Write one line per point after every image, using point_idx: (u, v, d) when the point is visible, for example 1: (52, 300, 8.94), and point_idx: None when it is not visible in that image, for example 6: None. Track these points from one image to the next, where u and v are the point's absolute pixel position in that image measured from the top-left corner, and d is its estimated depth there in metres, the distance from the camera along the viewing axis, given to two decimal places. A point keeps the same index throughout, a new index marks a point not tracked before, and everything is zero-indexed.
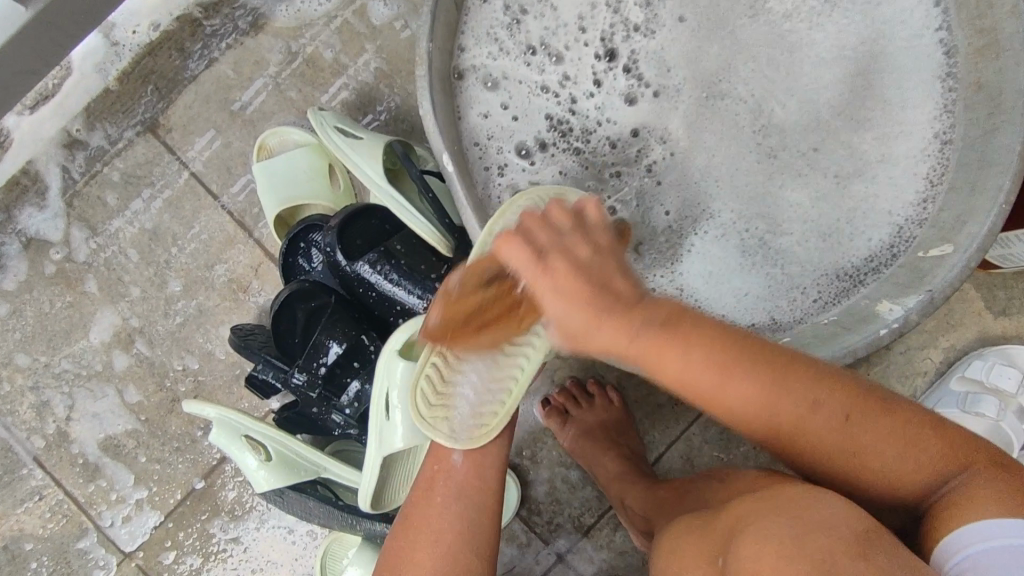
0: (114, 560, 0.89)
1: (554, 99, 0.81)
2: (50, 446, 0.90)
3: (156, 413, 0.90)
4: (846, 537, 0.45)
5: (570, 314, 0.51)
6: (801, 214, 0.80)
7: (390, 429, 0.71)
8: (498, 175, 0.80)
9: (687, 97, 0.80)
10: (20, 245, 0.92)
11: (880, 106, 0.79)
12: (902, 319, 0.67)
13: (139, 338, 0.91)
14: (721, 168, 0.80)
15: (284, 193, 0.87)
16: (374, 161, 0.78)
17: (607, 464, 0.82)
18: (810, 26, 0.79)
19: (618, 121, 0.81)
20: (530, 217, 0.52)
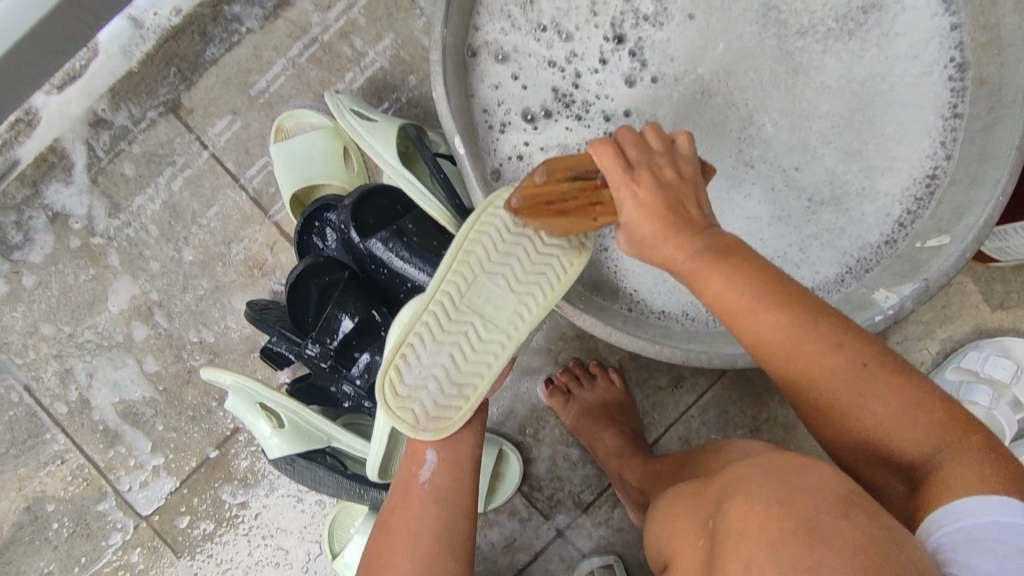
0: (131, 523, 0.93)
1: (558, 74, 0.83)
2: (72, 412, 0.94)
3: (173, 383, 0.94)
4: (829, 499, 0.46)
5: (643, 224, 0.55)
6: (752, 226, 0.82)
7: None
8: (499, 134, 0.83)
9: (683, 88, 0.83)
10: (46, 220, 0.95)
11: (877, 138, 0.81)
12: (897, 306, 0.71)
13: (158, 311, 0.95)
14: (696, 163, 0.83)
15: (301, 173, 0.90)
16: (388, 143, 0.81)
17: (606, 440, 0.84)
18: (818, 45, 0.82)
19: (614, 98, 0.83)
20: (626, 133, 0.56)
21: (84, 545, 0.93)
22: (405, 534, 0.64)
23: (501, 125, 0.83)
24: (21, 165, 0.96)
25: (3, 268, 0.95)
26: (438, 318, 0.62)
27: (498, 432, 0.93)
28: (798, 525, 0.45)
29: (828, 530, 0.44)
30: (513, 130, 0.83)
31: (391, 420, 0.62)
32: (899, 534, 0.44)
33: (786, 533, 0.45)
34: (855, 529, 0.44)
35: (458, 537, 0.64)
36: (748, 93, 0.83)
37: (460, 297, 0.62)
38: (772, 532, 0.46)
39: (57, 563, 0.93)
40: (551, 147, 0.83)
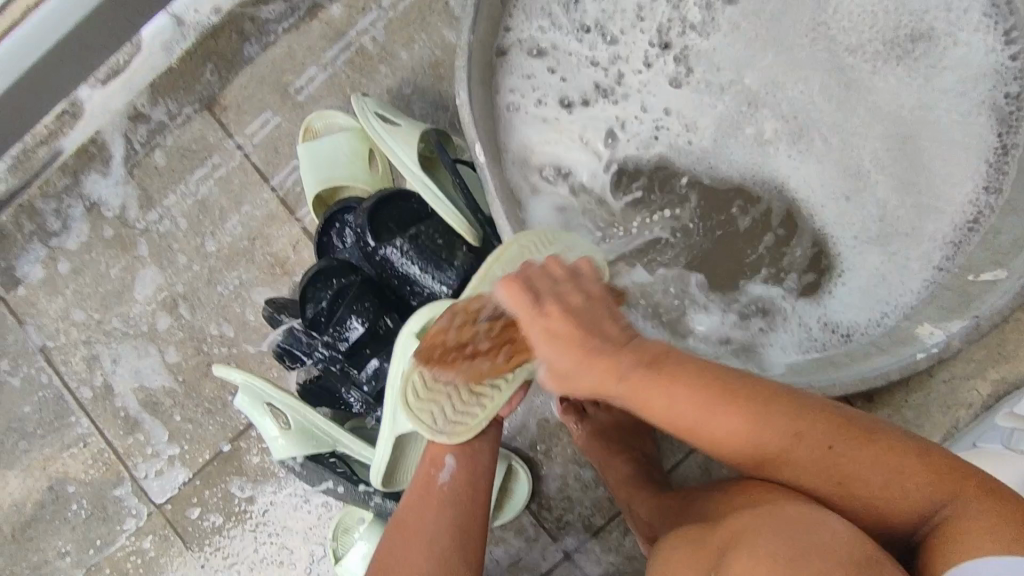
0: (145, 510, 0.94)
1: (598, 80, 0.82)
2: (96, 397, 0.96)
3: (192, 375, 0.95)
4: (845, 564, 0.44)
5: (562, 357, 0.56)
6: (778, 240, 0.79)
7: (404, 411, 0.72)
8: (521, 136, 0.81)
9: (727, 100, 0.81)
10: (84, 209, 0.99)
11: (925, 171, 0.78)
12: (942, 343, 0.69)
13: (182, 304, 0.96)
14: (733, 176, 0.81)
15: (324, 174, 0.90)
16: (409, 149, 0.80)
17: (619, 466, 0.81)
18: (870, 64, 0.79)
19: (659, 101, 0.82)
20: (533, 270, 0.58)
21: (100, 528, 0.95)
22: (422, 535, 0.64)
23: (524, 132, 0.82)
24: (64, 154, 1.00)
25: (42, 254, 0.99)
26: None
27: (509, 447, 0.90)
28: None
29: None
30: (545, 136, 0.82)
31: (410, 418, 0.65)
32: None
33: None
34: None
35: (469, 559, 0.63)
36: (801, 109, 0.80)
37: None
38: None
39: (74, 543, 0.95)
40: (576, 139, 0.82)
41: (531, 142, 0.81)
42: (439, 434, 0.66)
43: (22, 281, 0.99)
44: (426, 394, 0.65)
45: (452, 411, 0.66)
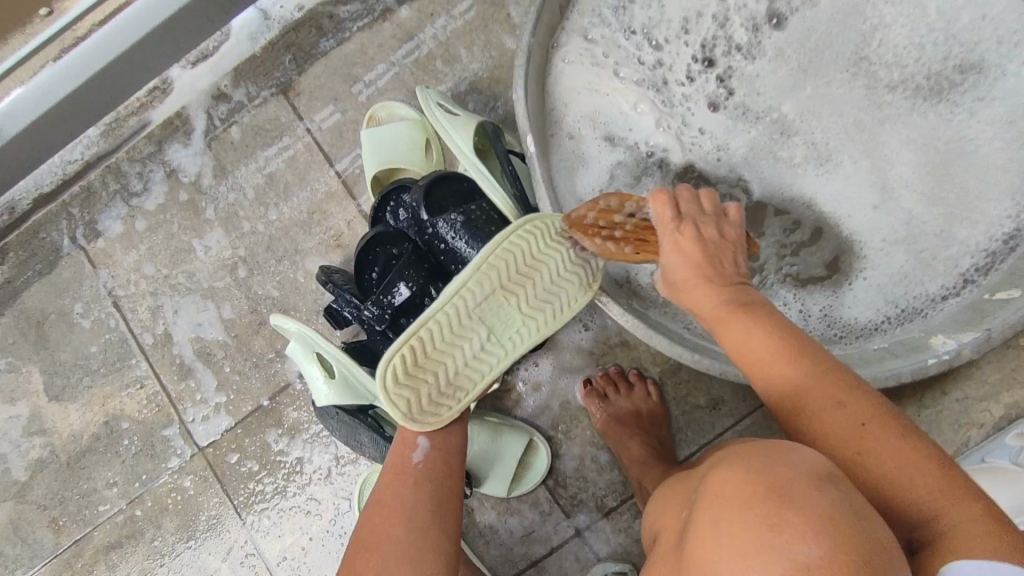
0: (189, 452, 1.02)
1: (636, 102, 0.90)
2: (156, 343, 1.05)
3: (244, 331, 1.04)
4: (803, 470, 0.49)
5: (680, 266, 0.66)
6: (809, 237, 0.87)
7: None
8: (567, 125, 0.91)
9: (761, 128, 0.88)
10: (164, 174, 1.09)
11: (958, 189, 0.83)
12: (954, 351, 0.77)
13: (242, 265, 1.05)
14: (771, 186, 0.88)
15: (385, 156, 0.99)
16: (466, 136, 0.89)
17: (634, 447, 0.87)
18: (907, 102, 0.84)
19: (696, 115, 0.89)
20: (686, 194, 0.70)
21: (147, 464, 1.03)
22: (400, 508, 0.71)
23: (571, 122, 0.91)
24: (150, 125, 1.11)
25: (123, 211, 1.09)
26: (457, 315, 0.74)
27: (531, 424, 0.95)
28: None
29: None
30: (589, 126, 0.91)
31: (387, 401, 0.71)
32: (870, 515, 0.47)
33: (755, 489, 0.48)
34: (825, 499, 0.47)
35: (445, 520, 0.71)
36: (833, 134, 0.86)
37: (472, 307, 0.74)
38: (750, 492, 0.49)
39: (122, 475, 1.03)
40: (616, 129, 0.90)
41: (576, 130, 0.91)
42: (416, 422, 0.73)
43: (103, 234, 1.09)
44: (418, 361, 0.72)
45: (438, 388, 0.74)
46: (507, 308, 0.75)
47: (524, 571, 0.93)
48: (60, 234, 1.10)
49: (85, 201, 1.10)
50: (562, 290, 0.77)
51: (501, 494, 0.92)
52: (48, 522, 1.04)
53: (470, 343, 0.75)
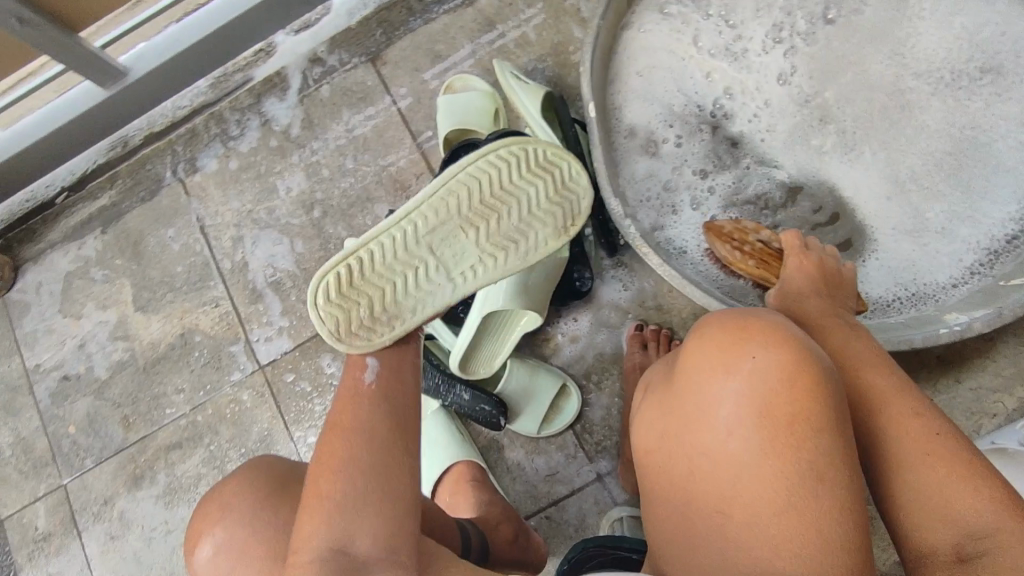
0: (250, 368, 1.13)
1: (701, 78, 0.98)
2: (234, 269, 1.17)
3: (313, 265, 1.15)
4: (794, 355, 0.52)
5: (800, 278, 0.79)
6: (826, 225, 0.94)
7: (495, 291, 0.86)
8: (624, 104, 0.99)
9: (800, 112, 0.95)
10: (259, 123, 1.22)
11: (966, 181, 0.89)
12: (964, 324, 0.80)
13: (318, 207, 1.17)
14: (795, 169, 0.96)
15: (457, 119, 1.09)
16: (533, 99, 0.98)
17: None
18: (929, 90, 0.91)
19: (742, 104, 0.97)
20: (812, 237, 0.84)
21: (212, 375, 1.14)
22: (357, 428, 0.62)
23: (627, 103, 0.99)
24: (253, 81, 1.24)
25: (219, 151, 1.23)
26: (407, 237, 0.70)
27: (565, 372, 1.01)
28: (757, 403, 0.51)
29: (766, 389, 0.51)
30: (643, 107, 0.98)
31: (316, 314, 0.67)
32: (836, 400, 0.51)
33: (745, 342, 0.53)
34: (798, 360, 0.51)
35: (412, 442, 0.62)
36: (861, 124, 0.93)
37: (421, 234, 0.70)
38: (740, 348, 0.53)
39: (189, 383, 1.14)
40: (665, 113, 0.98)
41: (629, 111, 0.99)
42: (343, 345, 0.67)
43: (200, 170, 1.23)
44: (350, 284, 0.68)
45: (370, 315, 0.68)
46: (467, 240, 0.71)
47: (545, 509, 0.97)
48: (164, 167, 1.24)
49: (188, 140, 1.24)
50: (536, 227, 0.74)
51: (531, 434, 0.98)
52: (120, 418, 1.16)
53: (417, 269, 0.70)
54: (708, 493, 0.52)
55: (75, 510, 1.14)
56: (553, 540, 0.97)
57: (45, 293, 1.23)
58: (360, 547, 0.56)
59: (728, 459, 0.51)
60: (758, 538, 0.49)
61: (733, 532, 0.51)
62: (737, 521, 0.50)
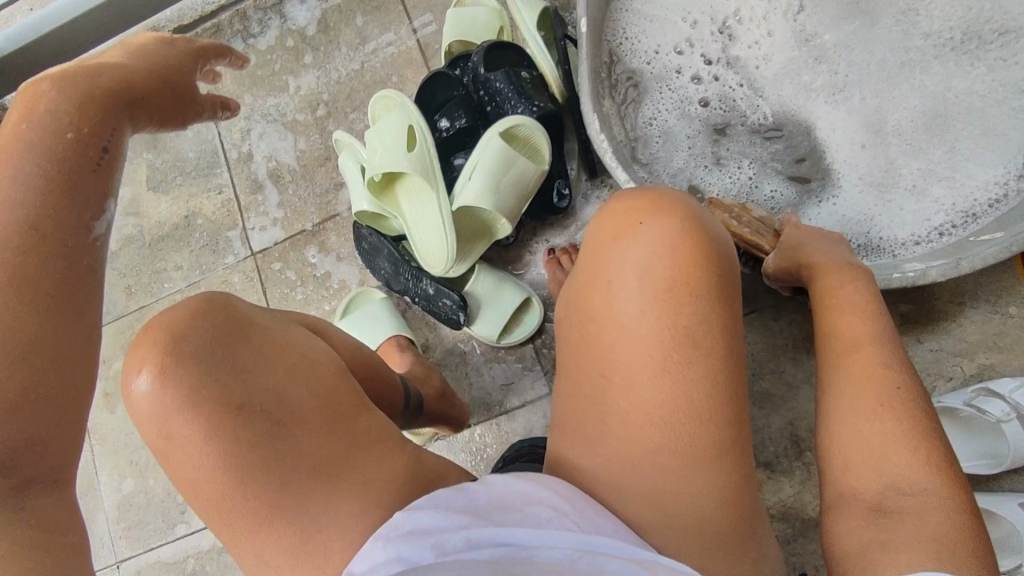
0: (243, 253, 1.18)
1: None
2: (240, 160, 1.22)
3: (311, 162, 1.18)
4: (689, 233, 0.56)
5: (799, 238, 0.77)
6: (799, 158, 0.92)
7: (467, 188, 0.88)
8: (624, 12, 0.98)
9: (802, 49, 0.92)
10: (279, 23, 1.25)
11: (951, 146, 0.86)
12: (920, 272, 0.77)
13: (323, 107, 1.20)
14: (786, 103, 0.93)
15: (460, 32, 1.09)
16: (531, 11, 0.96)
17: None
18: (935, 52, 0.87)
19: (754, 29, 0.94)
20: None
21: (209, 257, 1.20)
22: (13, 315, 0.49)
23: (630, 12, 0.98)
24: None
25: (240, 47, 1.27)
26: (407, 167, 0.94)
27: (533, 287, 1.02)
28: (647, 270, 0.54)
29: (657, 260, 0.55)
30: (646, 19, 0.97)
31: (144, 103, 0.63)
32: (716, 280, 0.55)
33: (648, 213, 0.57)
34: (688, 237, 0.55)
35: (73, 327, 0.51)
36: (855, 71, 0.90)
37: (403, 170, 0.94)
38: (642, 219, 0.56)
39: (187, 262, 1.21)
40: (667, 29, 0.97)
41: (629, 20, 0.98)
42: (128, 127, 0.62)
43: None
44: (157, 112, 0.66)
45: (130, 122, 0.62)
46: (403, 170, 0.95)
47: (496, 416, 1.00)
48: None
49: (212, 35, 1.28)
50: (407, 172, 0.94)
51: (491, 343, 0.99)
52: (123, 288, 1.23)
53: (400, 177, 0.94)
54: (596, 360, 0.56)
55: None
56: (500, 445, 1.00)
57: None
58: (19, 467, 0.47)
59: (615, 326, 0.54)
60: (633, 402, 0.54)
61: (613, 394, 0.54)
62: (618, 384, 0.54)
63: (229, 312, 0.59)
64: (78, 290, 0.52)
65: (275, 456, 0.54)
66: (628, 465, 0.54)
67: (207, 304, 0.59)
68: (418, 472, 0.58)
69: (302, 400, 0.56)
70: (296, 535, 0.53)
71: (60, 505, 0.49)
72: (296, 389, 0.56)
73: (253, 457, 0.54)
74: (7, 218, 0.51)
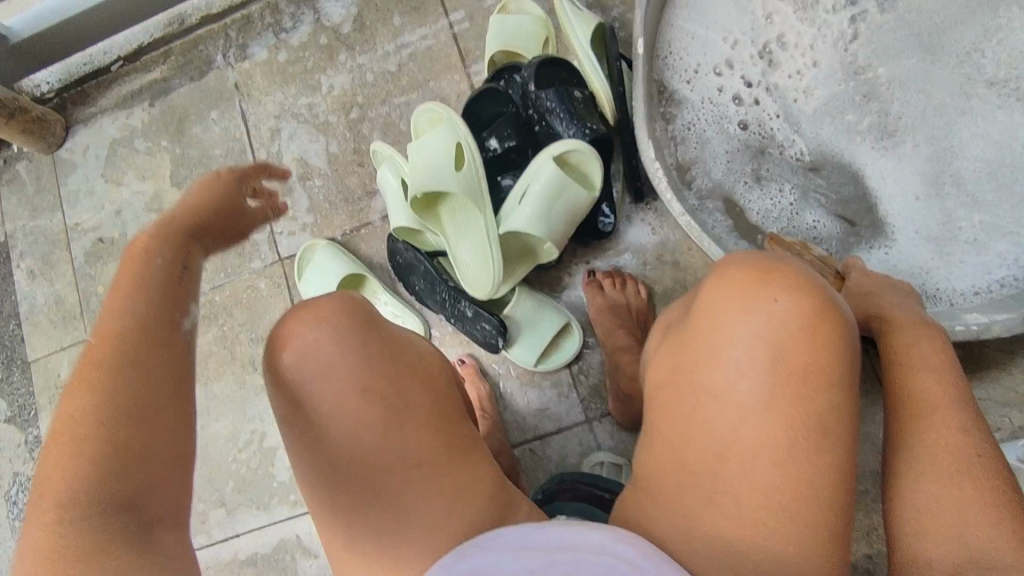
0: (270, 258, 1.15)
1: (761, 17, 0.91)
2: (269, 160, 1.18)
3: (343, 167, 1.15)
4: (821, 311, 0.53)
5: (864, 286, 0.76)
6: (843, 194, 0.89)
7: (517, 213, 0.85)
8: (668, 28, 0.93)
9: (849, 85, 0.89)
10: (312, 19, 1.21)
11: (1014, 199, 0.82)
12: (983, 326, 0.76)
13: (356, 110, 1.16)
14: (827, 140, 0.90)
15: (505, 41, 1.05)
16: (585, 27, 0.92)
17: (620, 336, 0.93)
18: (998, 98, 0.84)
19: (800, 59, 0.90)
20: None
21: (234, 260, 1.16)
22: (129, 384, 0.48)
23: (674, 29, 0.93)
24: None
25: (270, 41, 1.22)
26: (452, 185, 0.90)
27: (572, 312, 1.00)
28: (774, 346, 0.52)
29: (785, 337, 0.52)
30: (691, 37, 0.93)
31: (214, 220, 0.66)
32: (844, 364, 0.53)
33: (776, 282, 0.54)
34: (819, 315, 0.53)
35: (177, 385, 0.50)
36: (909, 111, 0.87)
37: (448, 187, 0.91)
38: (768, 288, 0.54)
39: (211, 264, 1.17)
40: (711, 50, 0.93)
41: (673, 36, 0.93)
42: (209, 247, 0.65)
43: (249, 59, 1.23)
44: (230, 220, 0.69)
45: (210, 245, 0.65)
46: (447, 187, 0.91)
47: (530, 441, 0.98)
48: (215, 50, 1.25)
49: (242, 27, 1.24)
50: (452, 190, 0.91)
51: (529, 366, 0.97)
52: None
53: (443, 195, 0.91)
54: (710, 430, 0.53)
55: None
56: (532, 471, 0.98)
57: (91, 156, 1.27)
58: (143, 506, 0.45)
59: (735, 399, 0.52)
60: (749, 481, 0.52)
61: (726, 471, 0.52)
62: (731, 461, 0.52)
63: (357, 303, 0.62)
64: (180, 358, 0.52)
65: (385, 450, 0.58)
66: (730, 544, 0.52)
67: (352, 303, 0.62)
68: (502, 493, 0.60)
69: (424, 422, 0.59)
70: (390, 522, 0.57)
71: (184, 544, 0.46)
72: (410, 386, 0.60)
73: (365, 441, 0.57)
74: (113, 321, 0.50)
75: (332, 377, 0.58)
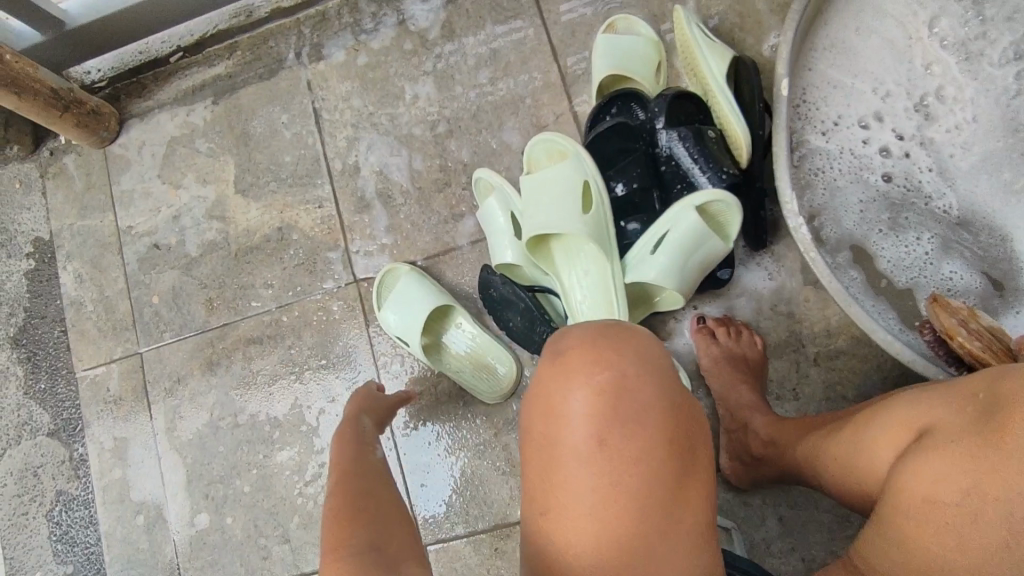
0: (344, 279, 1.08)
1: (919, 66, 0.85)
2: (344, 172, 1.10)
3: (428, 186, 1.07)
4: None
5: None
6: (993, 258, 0.82)
7: (650, 263, 0.80)
8: (812, 69, 0.87)
9: (1010, 143, 0.82)
10: (396, 21, 1.12)
11: None
12: None
13: (443, 124, 1.08)
14: (980, 200, 0.83)
15: (617, 63, 0.97)
16: (719, 62, 0.86)
17: (743, 392, 0.88)
18: None
19: (958, 114, 0.84)
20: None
21: (304, 278, 1.09)
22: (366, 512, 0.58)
23: (819, 69, 0.87)
24: None
25: (349, 42, 1.13)
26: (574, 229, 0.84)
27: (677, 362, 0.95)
28: None
29: None
30: (837, 80, 0.87)
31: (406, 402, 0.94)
32: None
33: None
34: None
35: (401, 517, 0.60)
36: None
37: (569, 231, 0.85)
38: None
39: (279, 281, 1.10)
40: (859, 96, 0.86)
41: (817, 78, 0.87)
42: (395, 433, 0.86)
43: (325, 60, 1.14)
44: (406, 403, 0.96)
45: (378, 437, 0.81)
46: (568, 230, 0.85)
47: None
48: (287, 47, 1.15)
49: (317, 24, 1.14)
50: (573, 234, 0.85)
51: None
52: (204, 300, 1.13)
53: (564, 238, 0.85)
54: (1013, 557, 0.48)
55: (146, 381, 1.13)
56: None
57: (146, 154, 1.18)
58: None
59: None
60: None
61: None
62: None
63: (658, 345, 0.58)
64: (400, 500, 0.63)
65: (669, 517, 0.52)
66: None
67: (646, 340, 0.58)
68: None
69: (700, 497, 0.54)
70: None
71: None
72: (704, 447, 0.55)
73: (658, 498, 0.52)
74: (345, 479, 0.65)
75: (636, 417, 0.53)
